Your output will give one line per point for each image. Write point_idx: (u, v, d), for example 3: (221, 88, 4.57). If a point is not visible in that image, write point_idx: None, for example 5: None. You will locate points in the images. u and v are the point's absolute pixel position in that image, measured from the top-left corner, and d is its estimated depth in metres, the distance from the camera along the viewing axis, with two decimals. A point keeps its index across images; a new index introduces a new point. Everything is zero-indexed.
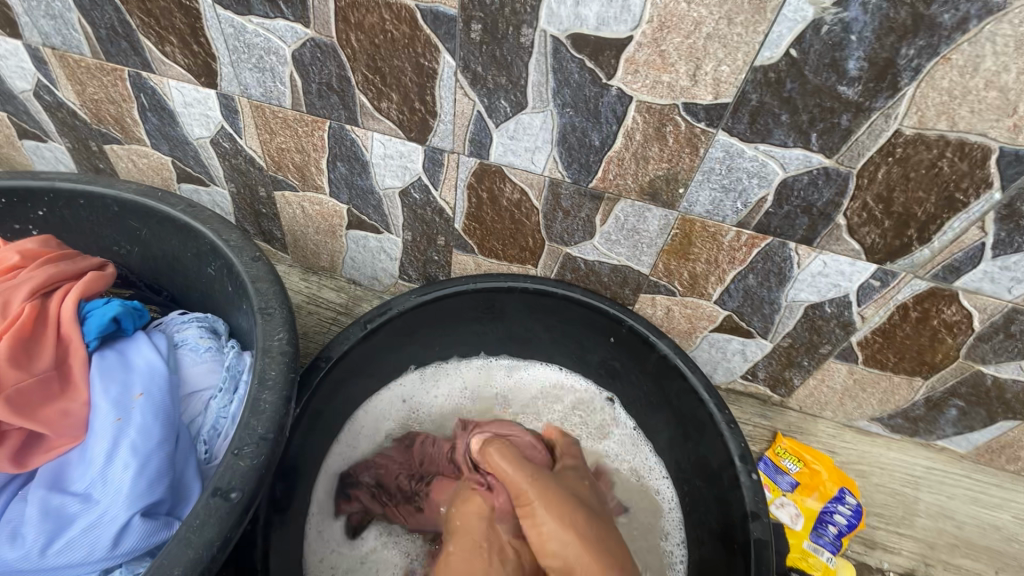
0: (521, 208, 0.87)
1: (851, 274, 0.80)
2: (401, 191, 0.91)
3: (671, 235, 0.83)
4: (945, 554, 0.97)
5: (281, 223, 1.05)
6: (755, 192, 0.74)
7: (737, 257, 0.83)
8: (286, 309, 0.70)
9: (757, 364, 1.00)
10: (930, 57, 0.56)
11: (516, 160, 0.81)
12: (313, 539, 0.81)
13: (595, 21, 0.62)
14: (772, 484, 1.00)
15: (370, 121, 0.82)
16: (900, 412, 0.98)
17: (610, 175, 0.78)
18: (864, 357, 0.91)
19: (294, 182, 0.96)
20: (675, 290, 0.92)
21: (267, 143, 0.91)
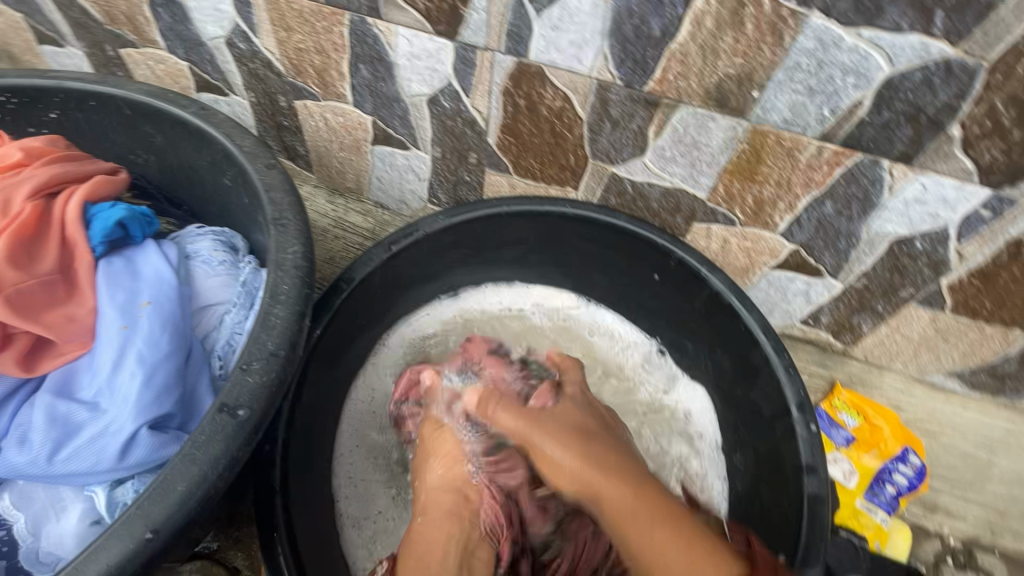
0: (563, 118, 0.77)
1: (955, 202, 0.67)
2: (430, 98, 0.82)
3: (737, 151, 0.71)
4: (1016, 523, 0.89)
5: (303, 137, 0.98)
6: (848, 96, 0.61)
7: (814, 179, 0.71)
8: (302, 221, 0.64)
9: (821, 308, 0.89)
10: None
11: (560, 57, 0.70)
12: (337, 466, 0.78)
13: None
14: (826, 438, 0.92)
15: (394, 11, 0.72)
16: (986, 367, 0.87)
17: (671, 75, 0.66)
18: (953, 303, 0.79)
19: (315, 89, 0.88)
20: (734, 220, 0.81)
21: (284, 42, 0.82)
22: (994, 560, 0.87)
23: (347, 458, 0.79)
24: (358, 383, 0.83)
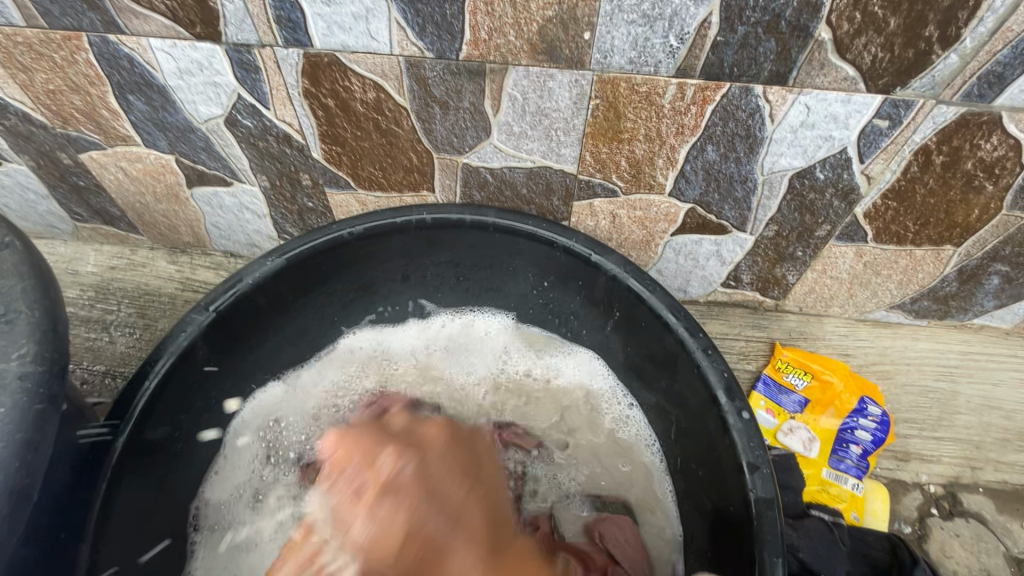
0: (385, 111, 0.63)
1: (846, 117, 0.56)
2: (228, 120, 0.67)
3: (591, 109, 0.59)
4: (994, 452, 0.81)
5: (111, 196, 0.82)
6: (692, 15, 0.50)
7: (685, 125, 0.59)
8: (42, 312, 0.48)
9: (739, 266, 0.78)
10: None
11: (351, 39, 0.56)
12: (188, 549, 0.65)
13: None
14: (775, 407, 0.82)
15: (134, 20, 0.57)
16: (926, 293, 0.78)
17: (483, 34, 0.54)
18: (875, 232, 0.69)
19: (93, 135, 0.72)
20: (616, 189, 0.69)
21: (30, 86, 0.66)
22: (981, 499, 0.79)
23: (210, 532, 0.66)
24: (220, 468, 0.70)
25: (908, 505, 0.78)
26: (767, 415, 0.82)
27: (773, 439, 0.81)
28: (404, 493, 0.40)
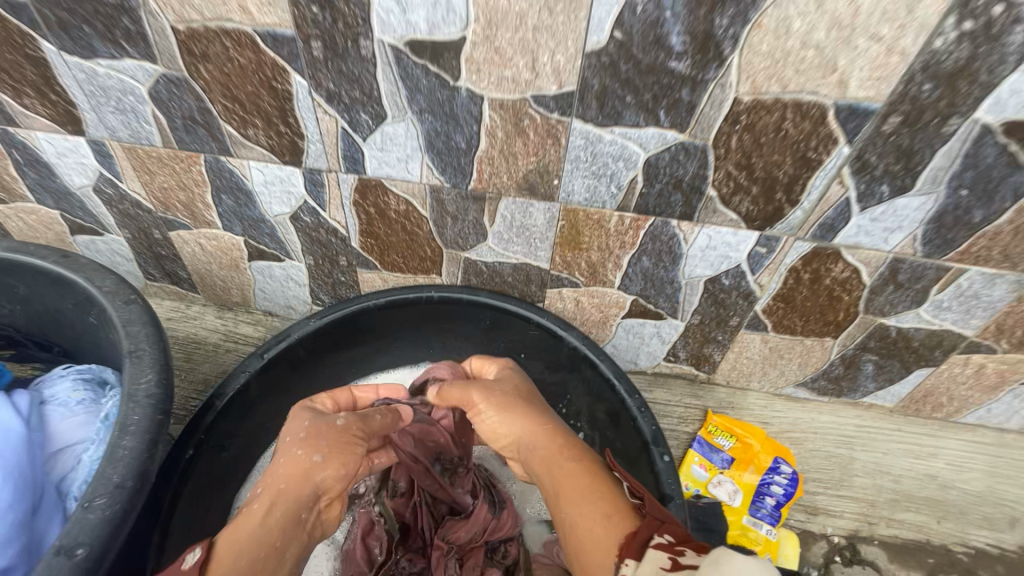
0: (411, 218, 0.87)
1: (737, 244, 0.81)
2: (291, 216, 0.91)
3: (559, 227, 0.83)
4: (886, 511, 0.99)
5: (183, 263, 1.03)
6: (625, 175, 0.75)
7: (627, 241, 0.83)
8: (160, 351, 0.67)
9: (675, 345, 1.00)
10: (743, 24, 0.58)
11: (393, 172, 0.80)
12: None
13: (427, 26, 0.63)
14: (707, 463, 1.00)
15: (242, 149, 0.82)
16: (822, 374, 0.99)
17: (485, 176, 0.78)
18: (773, 324, 0.92)
19: (185, 220, 0.95)
20: (578, 282, 0.91)
21: (148, 183, 0.90)
22: (876, 550, 0.96)
23: None
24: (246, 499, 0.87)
25: (816, 552, 0.95)
26: (700, 468, 0.99)
27: (704, 489, 0.98)
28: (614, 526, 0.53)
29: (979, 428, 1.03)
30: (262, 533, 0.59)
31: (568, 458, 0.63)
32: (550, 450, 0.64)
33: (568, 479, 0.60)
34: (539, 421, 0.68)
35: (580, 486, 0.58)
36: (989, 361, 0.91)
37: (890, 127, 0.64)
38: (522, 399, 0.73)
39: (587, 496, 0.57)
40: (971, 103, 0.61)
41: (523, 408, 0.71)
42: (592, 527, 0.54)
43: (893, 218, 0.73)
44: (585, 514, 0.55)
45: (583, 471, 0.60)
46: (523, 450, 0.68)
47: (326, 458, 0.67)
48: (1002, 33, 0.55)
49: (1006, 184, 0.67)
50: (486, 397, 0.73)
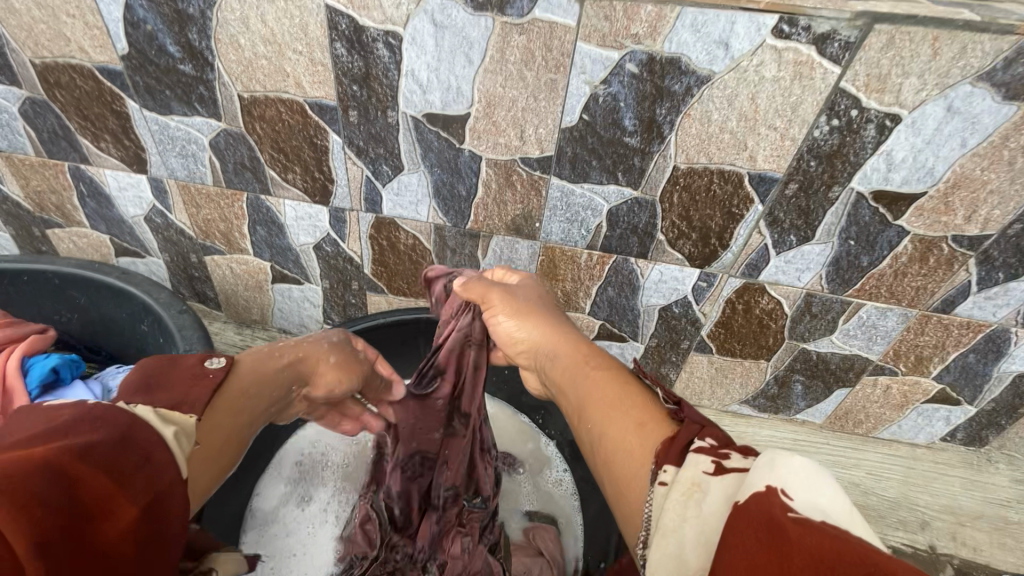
0: (417, 251, 1.04)
1: (684, 278, 1.00)
2: (314, 245, 1.07)
3: (540, 261, 1.01)
4: None
5: (213, 284, 1.19)
6: (592, 221, 0.94)
7: (595, 274, 1.02)
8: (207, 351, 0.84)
9: (637, 365, 1.17)
10: (676, 114, 0.78)
11: (405, 212, 0.98)
12: (245, 537, 0.95)
13: (440, 104, 0.83)
14: None
15: (280, 190, 0.99)
16: (760, 392, 1.16)
17: (481, 218, 0.97)
18: (717, 347, 1.10)
19: (221, 247, 1.11)
20: (555, 308, 1.09)
21: (194, 215, 1.06)
22: None
23: (260, 529, 0.96)
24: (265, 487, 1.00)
25: None
26: None
27: None
28: (640, 421, 0.53)
29: (894, 442, 1.23)
30: (275, 373, 0.71)
31: (597, 369, 0.63)
32: (575, 362, 0.64)
33: (597, 388, 0.60)
34: (563, 333, 0.70)
35: (611, 397, 0.58)
36: (893, 382, 1.09)
37: (791, 191, 0.84)
38: (542, 307, 0.74)
39: (622, 406, 0.56)
40: (847, 176, 0.81)
41: (545, 317, 0.72)
42: (619, 421, 0.55)
43: (802, 261, 0.93)
44: (615, 417, 0.55)
45: (616, 383, 0.59)
46: (540, 354, 0.70)
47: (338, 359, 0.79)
48: (861, 128, 0.75)
49: (883, 236, 0.87)
50: (510, 307, 0.73)
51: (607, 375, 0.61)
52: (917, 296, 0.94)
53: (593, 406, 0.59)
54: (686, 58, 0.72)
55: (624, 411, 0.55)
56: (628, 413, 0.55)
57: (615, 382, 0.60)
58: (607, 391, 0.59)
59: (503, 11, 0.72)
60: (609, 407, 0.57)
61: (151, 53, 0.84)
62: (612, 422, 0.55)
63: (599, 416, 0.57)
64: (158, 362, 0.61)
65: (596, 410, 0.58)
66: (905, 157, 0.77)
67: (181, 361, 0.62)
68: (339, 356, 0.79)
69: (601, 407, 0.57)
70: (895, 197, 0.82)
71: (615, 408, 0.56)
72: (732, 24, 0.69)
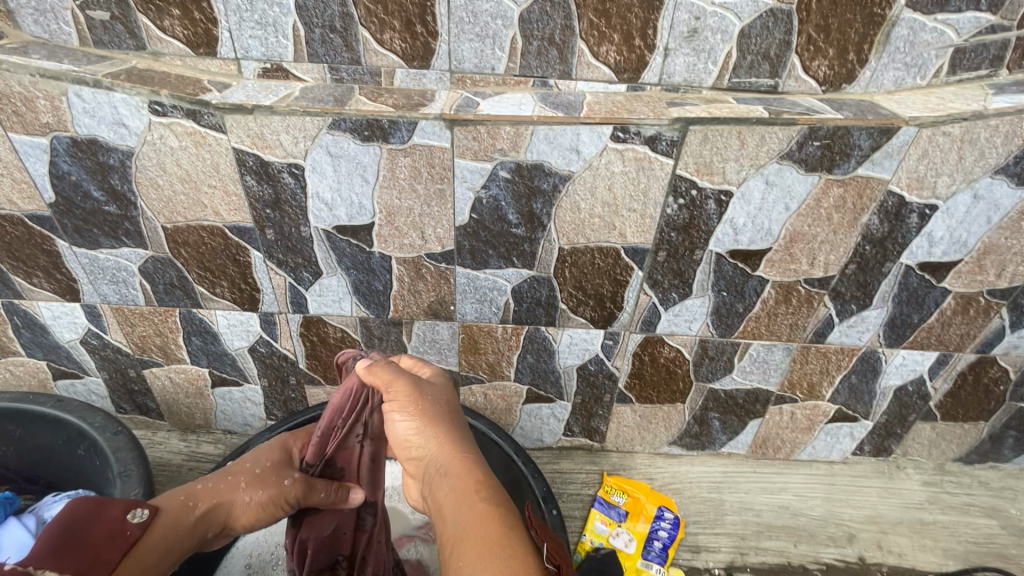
0: (346, 342, 1.12)
1: (592, 339, 1.10)
2: (248, 348, 1.13)
3: (461, 339, 1.10)
4: (754, 541, 1.20)
5: (154, 395, 1.22)
6: (500, 299, 1.04)
7: (512, 344, 1.11)
8: (143, 470, 0.88)
9: (569, 422, 1.25)
10: (550, 207, 0.91)
11: (330, 309, 1.07)
12: None
13: (346, 217, 0.93)
14: (607, 518, 1.20)
15: (210, 302, 1.06)
16: (684, 432, 1.25)
17: (400, 307, 1.06)
18: (636, 396, 1.19)
19: (159, 359, 1.15)
20: (482, 378, 1.17)
21: (129, 333, 1.12)
22: None
23: None
24: None
25: None
26: (602, 524, 1.19)
27: (606, 541, 1.17)
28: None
29: (814, 462, 1.32)
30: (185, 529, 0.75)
31: (480, 494, 0.54)
32: (464, 483, 0.55)
33: (476, 526, 0.51)
34: (465, 449, 0.59)
35: (492, 539, 0.49)
36: (797, 409, 1.20)
37: (662, 258, 0.97)
38: (447, 411, 0.64)
39: (499, 549, 0.49)
40: (704, 241, 0.94)
41: (450, 426, 0.61)
42: (488, 569, 0.47)
43: (688, 314, 1.05)
44: (486, 563, 0.48)
45: (505, 526, 0.51)
46: (432, 475, 0.58)
47: (249, 487, 0.82)
48: (703, 204, 0.90)
49: (748, 285, 1.00)
50: (406, 404, 0.62)
51: (495, 505, 0.53)
52: (793, 332, 1.07)
53: (465, 547, 0.50)
54: (547, 163, 0.86)
55: (502, 560, 0.48)
56: (504, 554, 0.48)
57: (500, 514, 0.52)
58: (487, 531, 0.50)
59: (387, 140, 0.84)
60: (482, 553, 0.49)
61: (77, 199, 0.93)
62: (480, 573, 0.47)
63: (469, 559, 0.48)
64: (83, 506, 0.67)
65: (467, 549, 0.49)
66: (745, 223, 0.92)
67: (106, 511, 0.68)
68: (253, 488, 0.82)
69: (470, 548, 0.49)
70: (748, 254, 0.96)
71: (486, 550, 0.49)
72: (577, 135, 0.83)
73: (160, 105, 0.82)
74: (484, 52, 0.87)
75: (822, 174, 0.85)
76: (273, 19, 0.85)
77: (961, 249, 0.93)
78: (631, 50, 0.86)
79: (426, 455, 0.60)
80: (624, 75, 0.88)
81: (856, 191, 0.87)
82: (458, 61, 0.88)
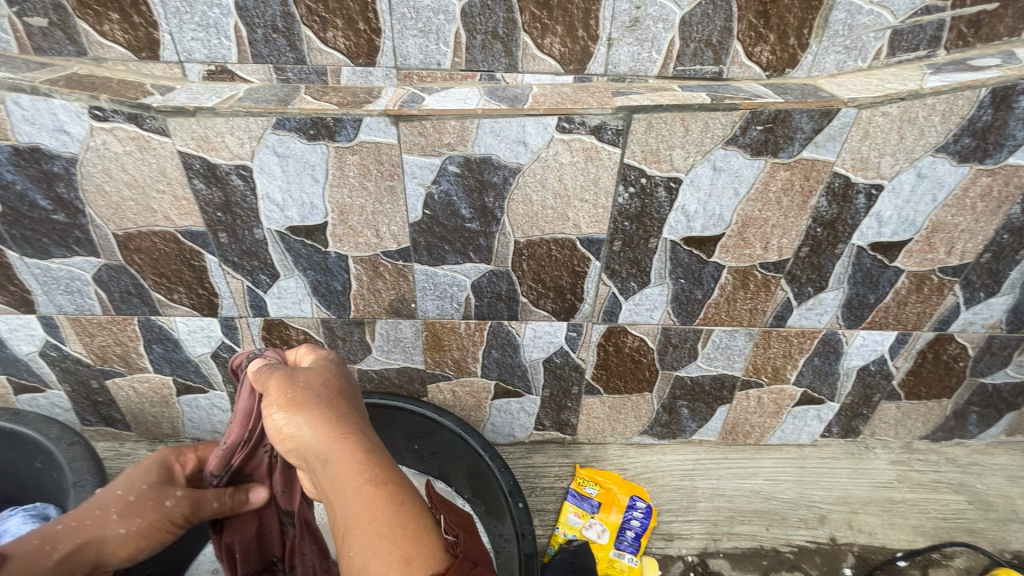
0: (310, 344, 1.11)
1: (556, 331, 1.10)
2: (211, 353, 1.12)
3: (424, 336, 1.10)
4: (726, 526, 1.21)
5: (119, 405, 1.21)
6: (460, 295, 1.04)
7: (476, 340, 1.11)
8: (100, 480, 0.88)
9: (539, 415, 1.25)
10: (502, 200, 0.91)
11: (290, 312, 1.06)
12: None
13: (299, 217, 0.93)
14: (580, 510, 1.20)
15: (169, 309, 1.05)
16: (654, 421, 1.26)
17: (361, 307, 1.05)
18: (603, 387, 1.19)
19: (121, 369, 1.14)
20: (449, 375, 1.17)
21: (88, 343, 1.10)
22: (721, 561, 1.17)
23: None
24: None
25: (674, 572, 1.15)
26: (575, 516, 1.19)
27: (579, 533, 1.18)
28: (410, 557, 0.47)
29: (785, 446, 1.33)
30: None
31: (361, 475, 0.52)
32: (344, 467, 0.52)
33: (362, 508, 0.50)
34: (344, 429, 0.55)
35: (381, 521, 0.49)
36: (763, 393, 1.21)
37: (618, 247, 0.97)
38: (324, 392, 0.60)
39: (384, 530, 0.48)
40: (657, 229, 0.95)
41: (326, 408, 0.58)
42: (379, 550, 0.47)
43: (648, 302, 1.05)
44: (375, 544, 0.48)
45: (390, 511, 0.50)
46: (310, 462, 0.55)
47: (122, 517, 0.77)
48: (653, 192, 0.90)
49: (705, 272, 1.01)
50: (281, 397, 0.59)
51: (377, 482, 0.51)
52: (753, 317, 1.08)
53: (354, 532, 0.49)
54: (495, 156, 0.86)
55: (391, 538, 0.48)
56: (390, 534, 0.48)
57: (385, 493, 0.51)
58: (373, 513, 0.49)
59: (333, 138, 0.84)
60: (371, 537, 0.48)
61: (23, 209, 0.92)
62: (369, 554, 0.47)
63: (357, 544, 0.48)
64: None
65: (357, 534, 0.49)
66: (697, 209, 0.92)
67: None
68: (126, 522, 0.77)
69: (358, 534, 0.49)
70: (702, 240, 0.96)
71: (374, 533, 0.48)
72: (523, 127, 0.83)
73: (101, 110, 0.81)
74: (428, 47, 0.87)
75: (768, 158, 0.86)
76: (213, 21, 0.84)
77: (910, 228, 0.95)
78: (574, 41, 0.86)
79: (301, 445, 0.56)
80: (570, 67, 0.89)
81: (803, 174, 0.88)
82: (403, 57, 0.88)
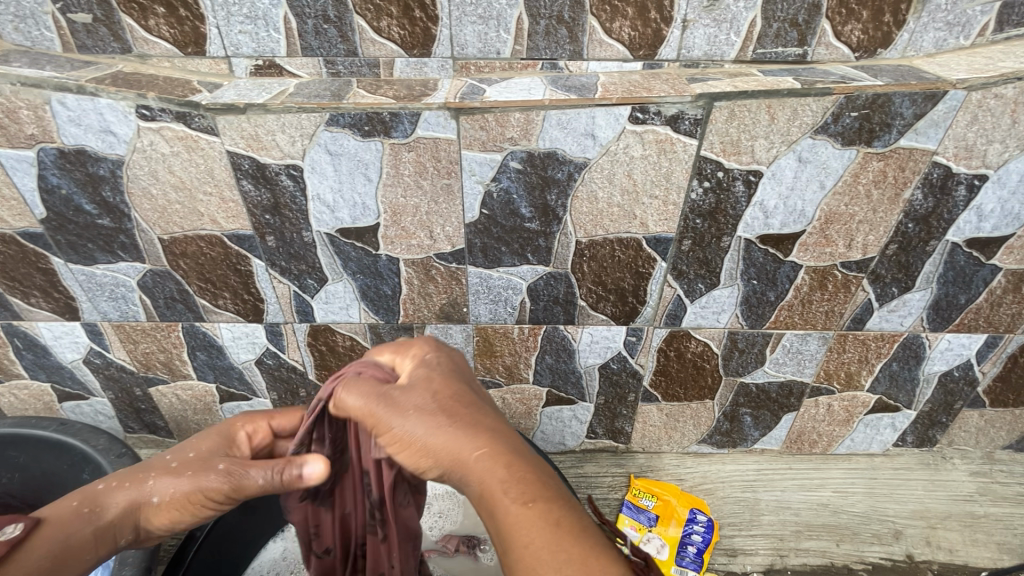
0: (356, 350, 1.07)
1: (614, 336, 1.04)
2: (255, 360, 1.09)
3: (475, 342, 1.05)
4: (792, 541, 1.14)
5: (162, 413, 1.18)
6: (515, 298, 0.99)
7: (530, 345, 1.05)
8: None
9: (592, 423, 1.19)
10: (566, 197, 0.85)
11: (337, 317, 1.02)
12: None
13: (350, 219, 0.88)
14: (637, 524, 1.14)
15: (214, 315, 1.02)
16: (714, 429, 1.19)
17: (410, 312, 1.01)
18: (662, 394, 1.13)
19: (164, 376, 1.11)
20: (499, 382, 1.11)
21: (132, 350, 1.08)
22: None
23: None
24: None
25: None
26: (632, 530, 1.14)
27: None
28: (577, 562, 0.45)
29: (853, 456, 1.25)
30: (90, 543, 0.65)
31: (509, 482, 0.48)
32: (486, 480, 0.49)
33: (518, 520, 0.47)
34: (476, 438, 0.51)
35: (539, 537, 0.46)
36: (834, 401, 1.13)
37: (687, 247, 0.91)
38: (437, 399, 0.55)
39: (546, 537, 0.46)
40: (731, 227, 0.88)
41: (449, 417, 0.54)
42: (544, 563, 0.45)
43: (715, 305, 0.99)
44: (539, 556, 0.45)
45: (541, 517, 0.46)
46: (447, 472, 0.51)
47: (161, 482, 0.66)
48: (730, 186, 0.83)
49: (780, 272, 0.93)
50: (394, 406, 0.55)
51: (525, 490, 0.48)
52: (829, 319, 1.00)
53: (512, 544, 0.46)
54: (561, 150, 0.80)
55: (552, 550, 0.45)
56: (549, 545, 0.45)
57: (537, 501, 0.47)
58: (529, 523, 0.46)
59: (389, 134, 0.79)
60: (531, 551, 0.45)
61: (69, 214, 0.89)
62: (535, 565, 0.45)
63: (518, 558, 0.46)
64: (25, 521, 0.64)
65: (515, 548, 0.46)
66: (776, 205, 0.85)
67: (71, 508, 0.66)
68: (161, 488, 0.66)
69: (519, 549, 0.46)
70: (780, 238, 0.89)
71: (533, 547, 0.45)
72: (593, 118, 0.77)
73: (148, 109, 0.77)
74: (488, 35, 0.81)
75: (861, 147, 0.79)
76: (262, 12, 0.80)
77: (1013, 222, 0.86)
78: (646, 24, 0.80)
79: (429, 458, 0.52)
80: (639, 52, 0.82)
81: (898, 165, 0.80)
82: (460, 46, 0.82)
